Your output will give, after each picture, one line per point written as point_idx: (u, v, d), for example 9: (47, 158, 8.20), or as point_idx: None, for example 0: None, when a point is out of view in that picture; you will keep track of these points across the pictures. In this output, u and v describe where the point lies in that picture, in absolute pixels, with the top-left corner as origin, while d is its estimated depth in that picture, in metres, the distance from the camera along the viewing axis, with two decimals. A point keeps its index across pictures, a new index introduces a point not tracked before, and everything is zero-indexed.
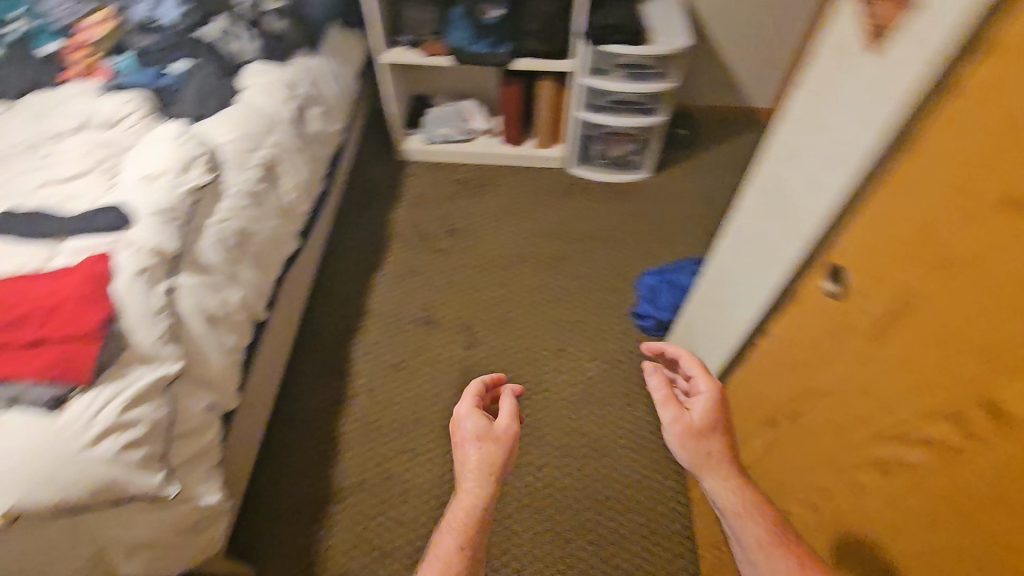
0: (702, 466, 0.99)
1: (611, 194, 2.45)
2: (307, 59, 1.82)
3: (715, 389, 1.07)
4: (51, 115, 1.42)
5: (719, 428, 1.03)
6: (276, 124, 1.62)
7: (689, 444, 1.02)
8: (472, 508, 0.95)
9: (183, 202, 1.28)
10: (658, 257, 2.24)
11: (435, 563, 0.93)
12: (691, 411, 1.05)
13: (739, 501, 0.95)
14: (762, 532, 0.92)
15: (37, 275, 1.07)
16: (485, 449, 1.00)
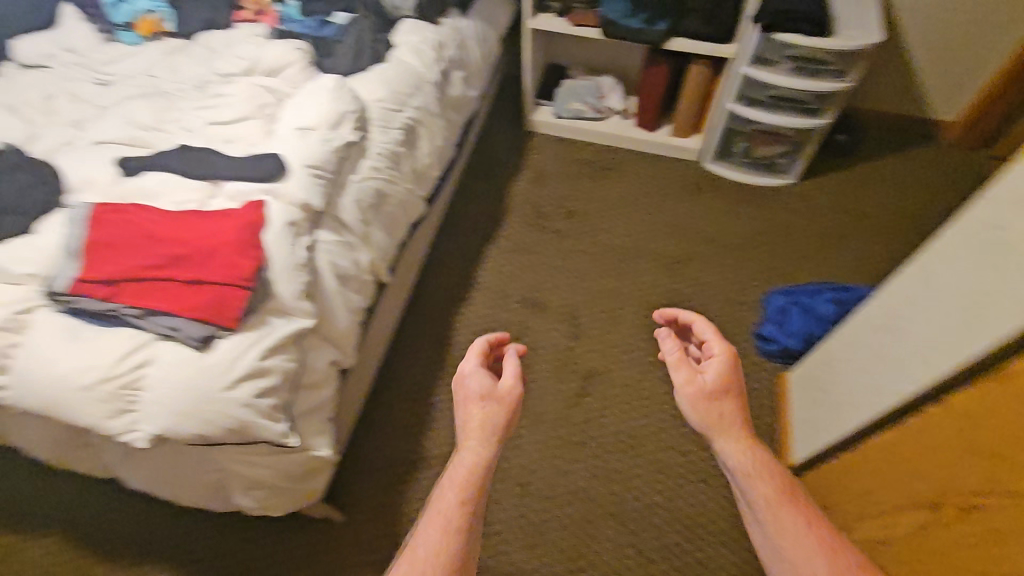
0: (714, 428, 0.88)
1: (747, 197, 2.24)
2: (457, 19, 1.76)
3: (728, 351, 0.94)
4: (221, 55, 1.47)
5: (732, 389, 0.91)
6: (422, 87, 1.59)
7: (699, 405, 0.90)
8: (471, 464, 0.87)
9: (332, 160, 1.28)
10: (790, 274, 2.04)
11: (436, 524, 0.81)
12: (701, 372, 0.93)
13: (758, 470, 0.84)
14: (770, 491, 0.83)
15: (202, 213, 1.12)
16: (488, 410, 0.92)
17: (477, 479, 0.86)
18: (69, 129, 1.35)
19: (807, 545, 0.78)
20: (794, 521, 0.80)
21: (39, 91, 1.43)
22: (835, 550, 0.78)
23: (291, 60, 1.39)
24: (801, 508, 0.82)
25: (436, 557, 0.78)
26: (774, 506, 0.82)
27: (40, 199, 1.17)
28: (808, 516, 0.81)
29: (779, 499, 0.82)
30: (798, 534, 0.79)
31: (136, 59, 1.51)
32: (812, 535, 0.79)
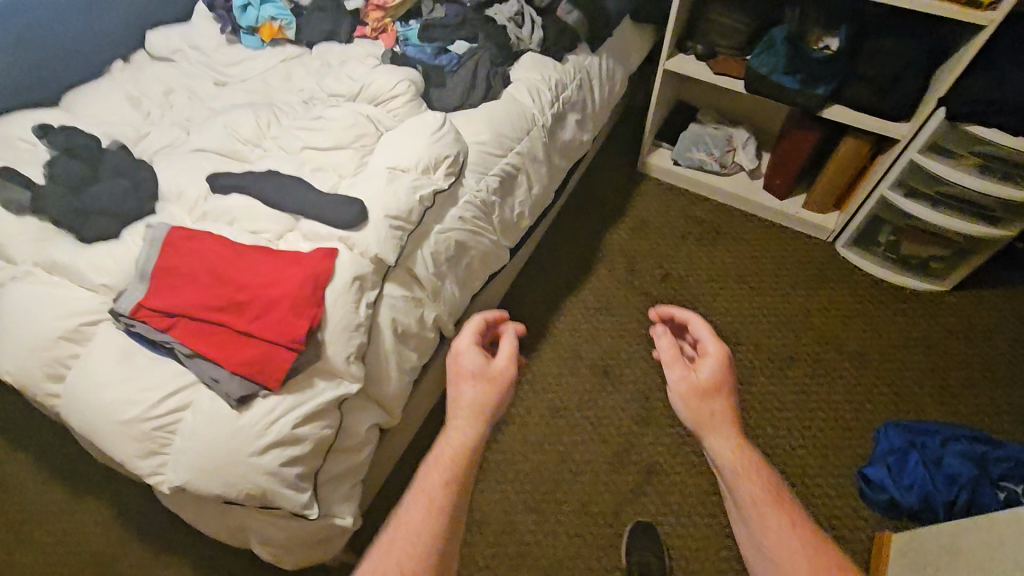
0: (706, 428, 0.74)
1: (883, 297, 1.91)
2: (583, 56, 1.59)
3: (721, 345, 0.81)
4: (332, 71, 1.42)
5: (730, 389, 0.78)
6: (530, 131, 1.45)
7: (693, 405, 0.77)
8: (457, 447, 0.75)
9: (416, 211, 1.19)
10: (919, 404, 1.70)
11: (420, 505, 0.69)
12: (694, 367, 0.80)
13: (750, 475, 0.70)
14: (761, 494, 0.69)
15: (272, 252, 1.07)
16: (478, 390, 0.81)
17: (463, 462, 0.74)
18: (176, 129, 1.35)
19: (804, 573, 0.63)
20: (786, 538, 0.66)
21: (161, 85, 1.45)
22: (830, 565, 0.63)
23: (398, 91, 1.30)
24: (793, 516, 0.67)
25: (415, 544, 0.67)
26: (762, 516, 0.67)
27: (130, 206, 1.18)
28: (803, 534, 0.66)
29: (770, 505, 0.68)
30: (789, 552, 0.64)
31: (254, 62, 1.49)
32: (801, 547, 0.65)
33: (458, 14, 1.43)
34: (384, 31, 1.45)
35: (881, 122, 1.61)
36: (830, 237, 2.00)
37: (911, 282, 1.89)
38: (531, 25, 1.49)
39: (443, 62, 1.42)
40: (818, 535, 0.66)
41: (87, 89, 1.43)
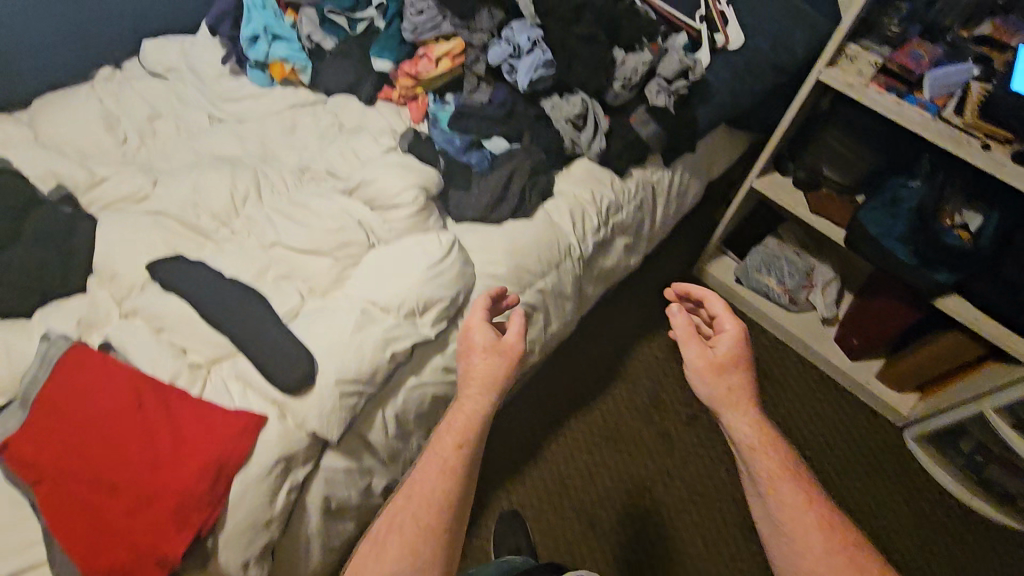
0: (719, 399, 0.86)
1: (945, 513, 1.57)
2: (652, 171, 1.28)
3: (737, 327, 0.91)
4: (341, 140, 1.16)
5: (745, 366, 0.89)
6: (560, 262, 1.16)
7: (710, 379, 0.88)
8: (470, 420, 0.83)
9: (382, 371, 0.93)
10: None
11: (436, 470, 0.79)
12: (709, 347, 0.91)
13: (761, 442, 0.82)
14: (774, 467, 0.81)
15: (186, 406, 0.84)
16: (490, 363, 0.87)
17: (475, 424, 0.83)
18: (141, 176, 1.11)
19: (807, 520, 0.77)
20: (796, 497, 0.78)
21: (146, 108, 1.21)
22: (827, 525, 0.76)
23: (402, 199, 1.03)
24: (803, 486, 0.79)
25: (434, 502, 0.77)
26: (771, 472, 0.80)
27: (52, 281, 0.97)
28: (811, 494, 0.79)
29: (776, 469, 0.80)
30: (792, 508, 0.77)
31: (258, 103, 1.23)
32: (806, 509, 0.77)
33: (505, 101, 1.13)
34: (414, 100, 1.18)
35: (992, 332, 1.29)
36: (901, 422, 1.67)
37: (985, 506, 1.56)
38: (593, 130, 1.17)
39: (471, 160, 1.14)
40: (819, 498, 0.79)
41: (62, 96, 1.20)
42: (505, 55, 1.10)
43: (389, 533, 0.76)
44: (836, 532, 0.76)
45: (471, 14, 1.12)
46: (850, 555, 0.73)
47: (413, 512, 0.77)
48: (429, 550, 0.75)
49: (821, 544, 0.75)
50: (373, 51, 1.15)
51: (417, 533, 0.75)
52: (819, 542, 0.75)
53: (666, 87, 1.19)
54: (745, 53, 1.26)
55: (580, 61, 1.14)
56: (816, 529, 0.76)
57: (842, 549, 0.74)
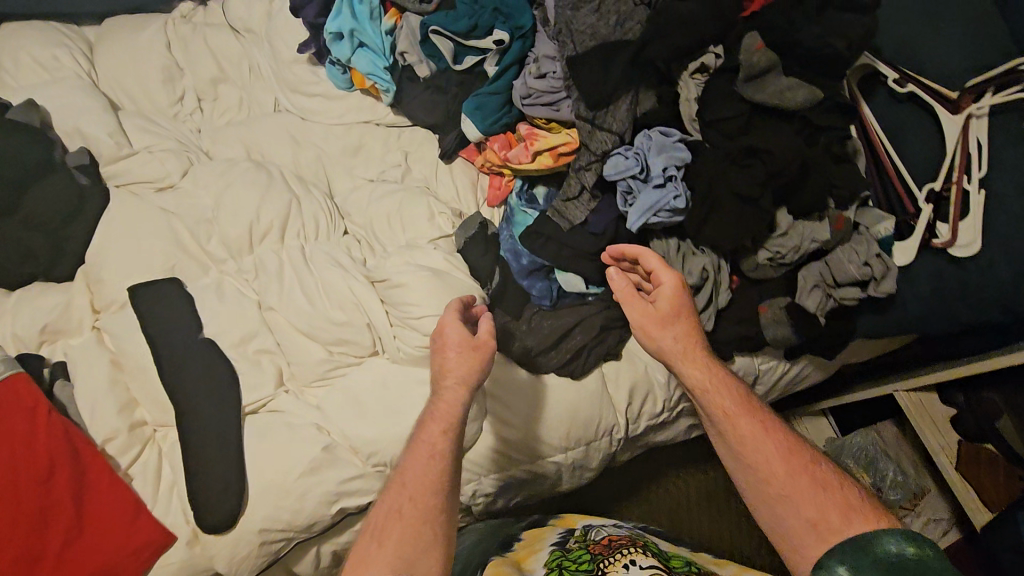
0: (673, 353, 0.78)
1: None
2: (760, 358, 0.97)
3: (671, 275, 0.79)
4: (396, 194, 0.94)
5: (688, 311, 0.79)
6: (592, 441, 0.92)
7: (658, 334, 0.78)
8: (452, 407, 0.70)
9: (320, 526, 0.78)
10: None
11: (421, 454, 0.68)
12: (651, 302, 0.80)
13: (714, 383, 0.76)
14: (729, 406, 0.75)
15: (102, 486, 0.75)
16: (465, 360, 0.72)
17: (452, 407, 0.70)
18: (174, 159, 0.96)
19: (771, 450, 0.71)
20: (755, 429, 0.73)
21: (211, 69, 1.04)
22: (792, 456, 0.71)
23: (420, 323, 0.81)
24: (759, 418, 0.74)
25: (424, 489, 0.67)
26: (730, 412, 0.74)
27: (36, 267, 0.87)
28: (766, 421, 0.74)
29: (733, 407, 0.75)
30: (758, 446, 0.72)
31: (330, 106, 1.02)
32: (768, 441, 0.72)
33: (605, 232, 0.85)
34: (497, 177, 0.92)
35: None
36: None
37: None
38: (706, 304, 0.87)
39: (532, 288, 0.90)
40: (774, 424, 0.74)
41: (133, 28, 1.05)
42: (627, 174, 0.82)
43: (387, 522, 0.65)
44: (797, 457, 0.71)
45: (604, 103, 0.81)
46: (817, 480, 0.69)
47: (412, 497, 0.66)
48: (430, 533, 0.65)
49: (798, 479, 0.69)
50: (465, 103, 0.88)
51: (416, 516, 0.65)
52: (791, 481, 0.69)
53: (828, 287, 0.86)
54: (965, 271, 0.88)
55: (723, 218, 0.82)
56: (783, 460, 0.71)
57: (809, 471, 0.70)
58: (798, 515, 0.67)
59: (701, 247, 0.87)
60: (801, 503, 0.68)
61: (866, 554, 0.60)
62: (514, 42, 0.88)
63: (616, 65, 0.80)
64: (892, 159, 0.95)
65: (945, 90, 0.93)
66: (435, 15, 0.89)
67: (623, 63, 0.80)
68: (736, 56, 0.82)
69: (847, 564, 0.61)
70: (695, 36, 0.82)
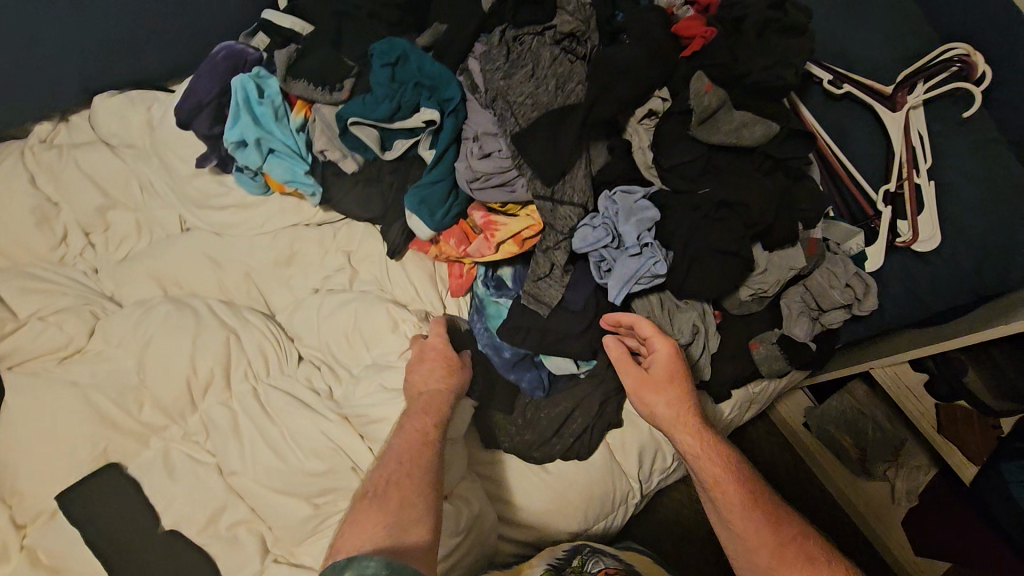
0: (665, 417, 0.73)
1: None
2: (756, 385, 0.96)
3: (664, 341, 0.75)
4: (348, 306, 0.83)
5: (684, 376, 0.75)
6: (611, 515, 0.87)
7: (649, 398, 0.74)
8: (436, 403, 0.69)
9: None
10: None
11: (407, 440, 0.65)
12: (645, 368, 0.76)
13: (706, 447, 0.71)
14: (718, 469, 0.70)
15: None
16: (450, 368, 0.72)
17: (442, 404, 0.69)
18: (73, 318, 0.81)
19: (757, 524, 0.66)
20: (742, 497, 0.68)
21: (96, 203, 0.89)
22: (779, 532, 0.65)
23: None
24: (749, 486, 0.69)
25: (414, 470, 0.62)
26: (719, 481, 0.69)
27: None
28: (754, 492, 0.68)
29: (723, 477, 0.69)
30: (746, 517, 0.66)
31: (249, 217, 0.90)
32: (755, 514, 0.66)
33: (586, 306, 0.79)
34: (456, 266, 0.85)
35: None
36: None
37: None
38: (702, 355, 0.83)
39: (520, 379, 0.83)
40: (765, 496, 0.68)
41: None
42: (600, 245, 0.76)
43: (381, 491, 0.60)
44: (786, 535, 0.65)
45: (559, 176, 0.75)
46: (807, 557, 0.63)
47: (406, 469, 0.62)
48: (419, 510, 0.58)
49: (784, 557, 0.63)
50: (406, 198, 0.79)
51: (411, 488, 0.60)
52: (778, 559, 0.63)
53: (813, 310, 0.86)
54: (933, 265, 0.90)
55: (706, 271, 0.77)
56: (768, 532, 0.65)
57: (798, 546, 0.64)
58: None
59: (683, 300, 0.83)
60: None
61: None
62: (445, 119, 0.81)
63: (566, 132, 0.75)
64: (846, 169, 0.97)
65: (877, 85, 0.94)
66: (350, 105, 0.80)
67: (573, 130, 0.74)
68: (685, 100, 0.79)
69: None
70: (640, 86, 0.77)
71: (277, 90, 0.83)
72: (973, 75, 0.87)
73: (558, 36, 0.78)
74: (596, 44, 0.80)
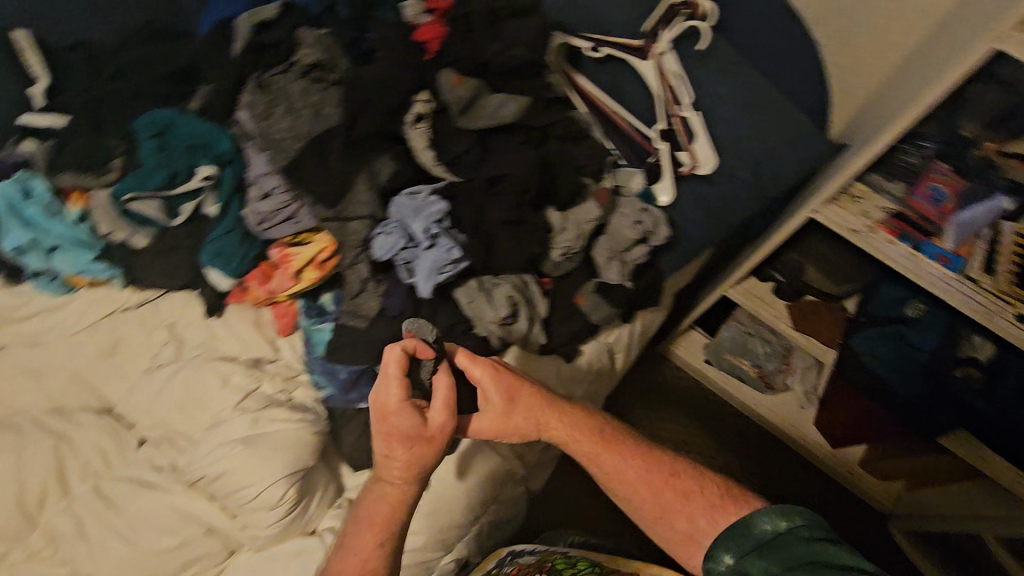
0: (529, 434, 0.76)
1: None
2: (607, 334, 1.02)
3: (481, 366, 0.72)
4: (177, 376, 0.83)
5: (520, 386, 0.75)
6: (497, 497, 0.91)
7: (502, 425, 0.74)
8: (391, 502, 0.67)
9: None
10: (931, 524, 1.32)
11: (358, 550, 0.66)
12: (481, 399, 0.74)
13: (576, 439, 0.76)
14: (588, 446, 0.76)
15: None
16: (414, 455, 0.65)
17: (395, 505, 0.67)
18: None
19: (639, 482, 0.74)
20: (619, 463, 0.75)
21: None
22: (655, 476, 0.74)
23: (262, 502, 0.73)
24: (621, 450, 0.76)
25: None
26: (594, 457, 0.75)
27: None
28: (628, 450, 0.76)
29: (598, 451, 0.76)
30: (625, 477, 0.74)
31: (58, 320, 0.88)
32: (629, 469, 0.74)
33: (404, 311, 0.82)
34: (277, 304, 0.86)
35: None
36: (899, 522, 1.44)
37: None
38: (530, 321, 0.88)
39: (363, 397, 0.84)
40: (636, 448, 0.76)
41: None
42: (397, 248, 0.80)
43: None
44: (662, 479, 0.74)
45: (340, 196, 0.79)
46: (680, 490, 0.73)
47: None
48: None
49: (666, 497, 0.73)
50: (202, 255, 0.81)
51: None
52: (664, 502, 0.72)
53: (618, 254, 0.92)
54: (717, 184, 1.00)
55: (502, 245, 0.83)
56: (647, 482, 0.74)
57: (669, 484, 0.73)
58: (675, 528, 0.72)
59: (499, 277, 0.87)
60: (674, 517, 0.72)
61: (746, 538, 0.67)
62: (224, 171, 0.83)
63: (331, 154, 0.78)
64: (624, 119, 1.04)
65: (627, 41, 1.03)
66: (123, 181, 0.81)
67: (337, 151, 0.78)
68: (441, 96, 0.84)
69: (732, 551, 0.67)
70: (394, 95, 0.82)
71: (44, 187, 0.83)
72: (700, 11, 0.98)
73: (303, 69, 0.81)
74: (346, 67, 0.84)
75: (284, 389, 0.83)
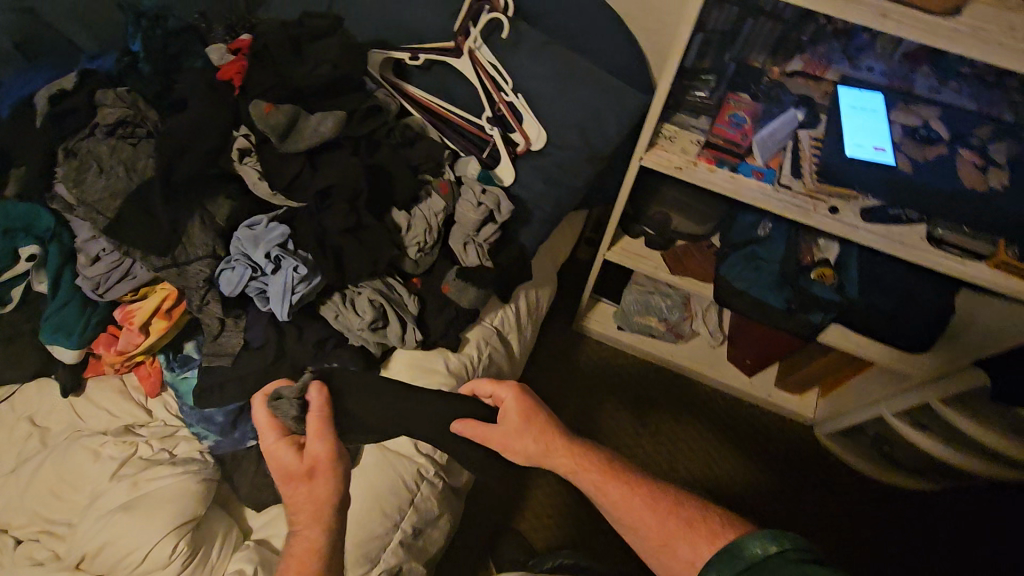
0: (537, 454, 0.77)
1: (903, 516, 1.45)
2: (491, 314, 1.04)
3: (508, 387, 0.81)
4: (44, 465, 0.79)
5: (538, 409, 0.80)
6: (415, 497, 0.91)
7: (516, 441, 0.78)
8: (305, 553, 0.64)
9: None
10: (851, 418, 1.41)
11: None
12: (502, 420, 0.80)
13: (583, 466, 0.74)
14: (594, 475, 0.73)
15: None
16: (304, 487, 0.67)
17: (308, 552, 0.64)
18: None
19: (644, 512, 0.69)
20: (625, 493, 0.71)
21: None
22: (661, 506, 0.70)
23: (153, 562, 0.71)
24: (628, 479, 0.73)
25: None
26: (601, 486, 0.72)
27: None
28: (637, 482, 0.72)
29: (604, 481, 0.73)
30: (630, 506, 0.70)
31: None
32: (635, 497, 0.70)
33: (268, 339, 0.84)
34: (140, 365, 0.85)
35: (900, 400, 1.29)
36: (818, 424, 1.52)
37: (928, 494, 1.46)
38: (402, 320, 0.90)
39: (247, 434, 0.85)
40: (644, 480, 0.73)
41: None
42: (244, 279, 0.81)
43: None
44: (671, 509, 0.69)
45: (173, 242, 0.79)
46: (685, 518, 0.68)
47: None
48: None
49: (670, 527, 0.67)
50: (43, 335, 0.80)
51: None
52: (668, 531, 0.67)
53: (473, 238, 0.96)
54: (553, 154, 1.06)
55: (351, 251, 0.86)
56: (653, 512, 0.69)
57: (676, 513, 0.69)
58: (677, 559, 0.66)
59: (360, 285, 0.88)
60: (677, 547, 0.66)
61: (736, 561, 0.59)
62: (49, 248, 0.80)
63: (154, 204, 0.79)
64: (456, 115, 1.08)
65: (439, 43, 1.06)
66: None
67: (159, 200, 0.79)
68: (257, 127, 0.86)
69: None
70: (209, 135, 0.83)
71: None
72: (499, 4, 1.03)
73: (107, 128, 0.81)
74: (157, 119, 0.85)
75: (163, 448, 0.82)
